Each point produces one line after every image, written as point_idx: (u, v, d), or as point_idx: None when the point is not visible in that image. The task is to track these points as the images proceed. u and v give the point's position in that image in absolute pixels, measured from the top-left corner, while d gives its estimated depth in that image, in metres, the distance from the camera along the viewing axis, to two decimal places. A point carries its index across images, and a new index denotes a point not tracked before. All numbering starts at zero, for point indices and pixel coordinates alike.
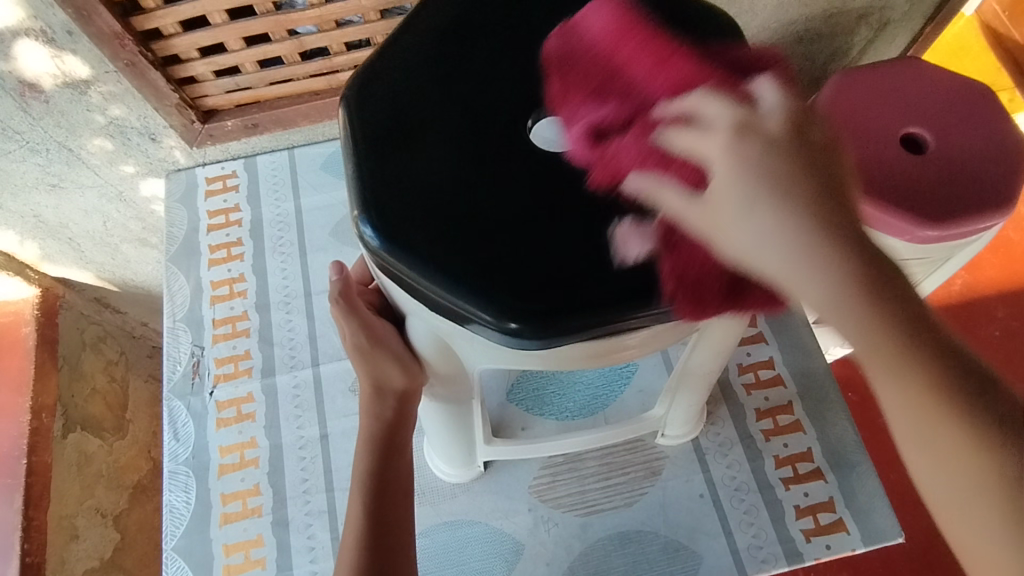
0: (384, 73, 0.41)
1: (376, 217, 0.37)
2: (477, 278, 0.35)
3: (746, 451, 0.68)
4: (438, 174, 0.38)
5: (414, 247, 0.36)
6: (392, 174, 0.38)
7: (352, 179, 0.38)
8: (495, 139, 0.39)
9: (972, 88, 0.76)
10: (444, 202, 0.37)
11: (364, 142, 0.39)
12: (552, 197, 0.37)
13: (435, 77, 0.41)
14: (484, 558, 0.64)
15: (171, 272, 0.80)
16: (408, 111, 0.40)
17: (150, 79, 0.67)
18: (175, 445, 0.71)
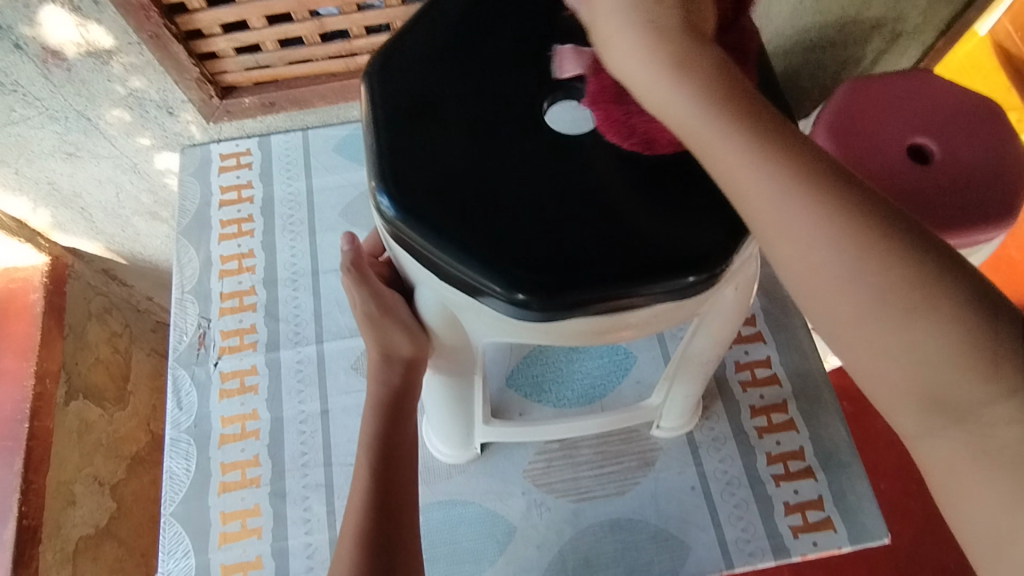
0: (405, 51, 0.42)
1: (393, 188, 0.38)
2: (487, 250, 0.36)
3: (739, 447, 0.69)
4: (453, 150, 0.39)
5: (429, 217, 0.37)
6: (409, 148, 0.39)
7: (370, 151, 0.40)
8: (511, 119, 0.40)
9: (980, 102, 0.77)
10: (458, 177, 0.38)
11: (384, 115, 0.40)
12: (563, 176, 0.38)
13: (454, 57, 0.42)
14: (477, 538, 0.65)
15: (182, 244, 0.81)
16: (427, 89, 0.41)
17: (172, 52, 0.68)
18: (178, 413, 0.72)
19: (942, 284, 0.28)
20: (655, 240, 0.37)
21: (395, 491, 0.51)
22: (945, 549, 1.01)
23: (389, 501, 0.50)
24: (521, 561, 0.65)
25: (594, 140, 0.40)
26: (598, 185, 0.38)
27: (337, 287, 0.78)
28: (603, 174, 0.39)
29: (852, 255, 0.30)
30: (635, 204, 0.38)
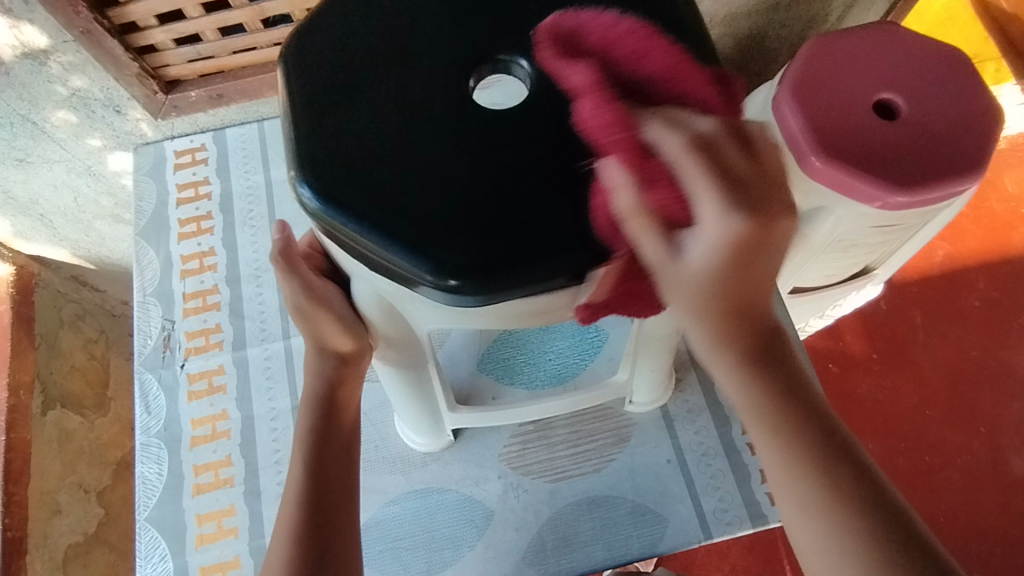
0: (325, 36, 0.41)
1: (316, 181, 0.36)
2: (416, 233, 0.35)
3: (714, 417, 0.68)
4: (374, 136, 0.37)
5: (355, 206, 0.36)
6: (333, 136, 0.37)
7: (291, 145, 0.38)
8: (438, 94, 0.39)
9: (946, 53, 0.75)
10: (385, 160, 0.37)
11: (302, 104, 0.39)
12: (494, 149, 0.37)
13: (371, 38, 0.40)
14: (455, 524, 0.65)
15: (141, 246, 0.79)
16: (349, 72, 0.39)
17: (108, 47, 0.66)
18: (147, 417, 0.71)
19: (875, 516, 0.36)
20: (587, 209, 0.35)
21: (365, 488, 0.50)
22: (934, 504, 1.02)
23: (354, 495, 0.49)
24: (500, 545, 0.64)
25: (524, 112, 0.38)
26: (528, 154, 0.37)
27: None
28: (532, 145, 0.37)
29: (796, 475, 0.37)
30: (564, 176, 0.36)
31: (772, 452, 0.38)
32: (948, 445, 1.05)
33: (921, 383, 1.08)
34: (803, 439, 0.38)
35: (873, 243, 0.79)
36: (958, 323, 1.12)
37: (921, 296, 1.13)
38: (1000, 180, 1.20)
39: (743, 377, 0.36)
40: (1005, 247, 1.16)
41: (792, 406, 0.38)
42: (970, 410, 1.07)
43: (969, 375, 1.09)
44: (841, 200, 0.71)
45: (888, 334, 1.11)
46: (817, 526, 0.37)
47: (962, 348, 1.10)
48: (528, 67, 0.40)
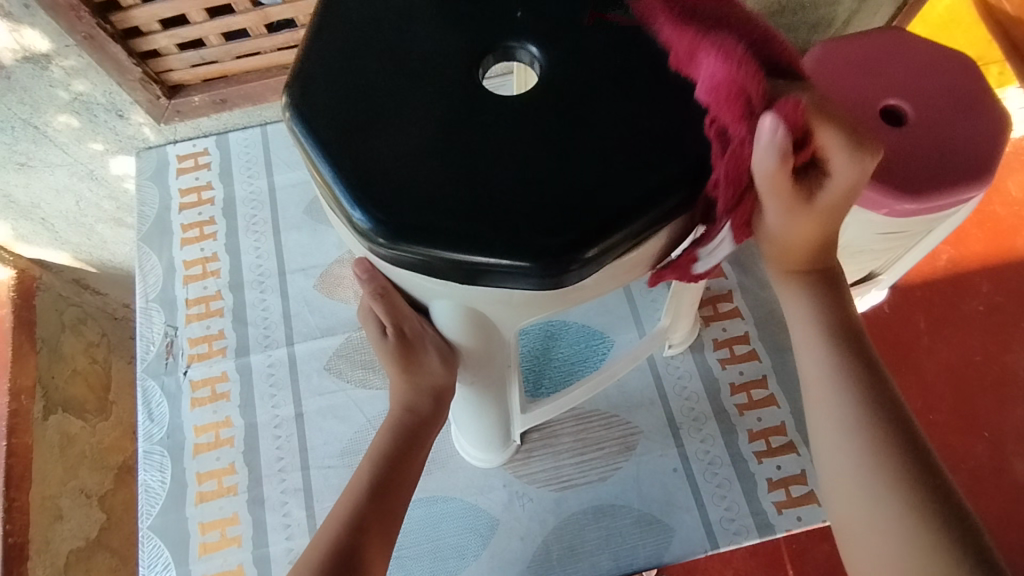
0: (328, 59, 0.40)
1: (366, 203, 0.36)
2: (478, 229, 0.35)
3: (720, 426, 0.68)
4: (409, 145, 0.37)
5: (408, 215, 0.36)
6: (364, 158, 0.37)
7: (327, 177, 0.37)
8: (456, 85, 0.39)
9: (953, 59, 0.75)
10: (425, 162, 0.37)
11: (322, 131, 0.38)
12: (534, 135, 0.37)
13: (377, 48, 0.40)
14: (460, 533, 0.65)
15: (143, 251, 0.79)
16: (360, 87, 0.39)
17: (111, 53, 0.66)
18: (150, 424, 0.71)
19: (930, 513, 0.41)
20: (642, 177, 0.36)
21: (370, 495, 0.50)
22: None
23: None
24: (505, 554, 0.64)
25: (545, 94, 0.39)
26: (571, 138, 0.37)
27: (306, 287, 0.77)
28: (568, 128, 0.37)
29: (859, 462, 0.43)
30: (607, 154, 0.37)
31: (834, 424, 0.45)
32: (955, 451, 1.04)
33: (928, 389, 1.08)
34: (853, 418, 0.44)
35: (879, 249, 0.78)
36: (963, 326, 1.12)
37: (926, 300, 1.13)
38: (1003, 184, 1.20)
39: (822, 307, 0.47)
40: (1009, 251, 1.15)
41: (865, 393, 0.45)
42: (977, 417, 1.06)
43: (974, 380, 1.08)
44: (848, 207, 0.71)
45: (893, 339, 1.11)
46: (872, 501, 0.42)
47: (968, 352, 1.10)
48: (537, 52, 0.40)
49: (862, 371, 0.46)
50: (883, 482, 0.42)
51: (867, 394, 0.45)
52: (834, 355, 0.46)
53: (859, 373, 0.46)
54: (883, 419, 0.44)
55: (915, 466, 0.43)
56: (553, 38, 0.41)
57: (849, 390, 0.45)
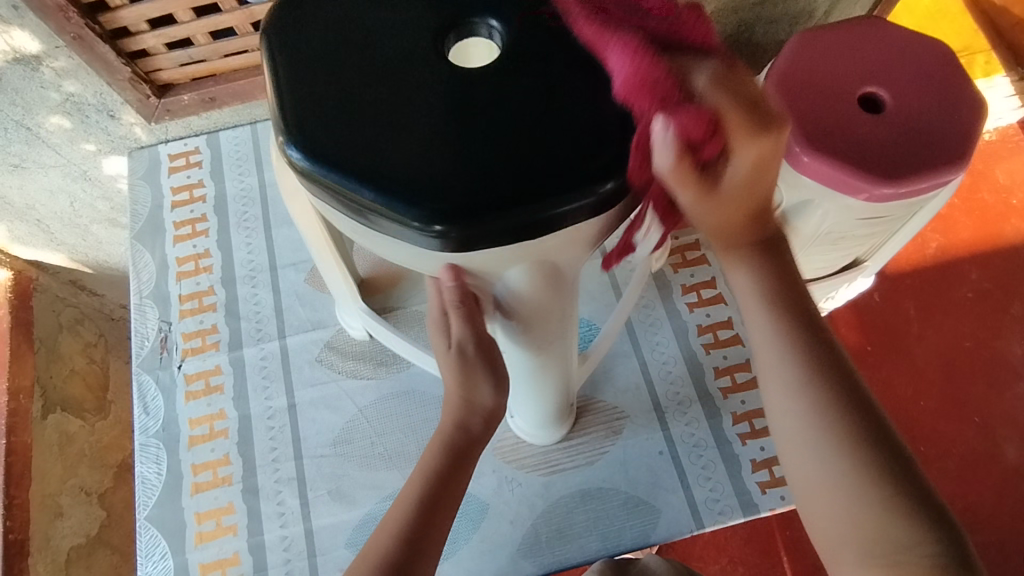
0: (305, 51, 0.42)
1: (355, 180, 0.38)
2: (446, 200, 0.37)
3: (705, 409, 0.69)
4: (391, 121, 0.39)
5: (383, 191, 0.38)
6: (340, 140, 0.39)
7: (314, 159, 0.39)
8: (426, 67, 0.41)
9: (930, 47, 0.76)
10: (397, 141, 0.39)
11: (300, 119, 0.40)
12: (499, 110, 0.39)
13: (350, 33, 0.42)
14: (450, 518, 0.66)
15: (137, 249, 0.80)
16: (335, 75, 0.41)
17: (100, 53, 0.67)
18: (145, 418, 0.72)
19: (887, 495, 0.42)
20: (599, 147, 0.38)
21: None
22: None
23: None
24: (496, 538, 0.65)
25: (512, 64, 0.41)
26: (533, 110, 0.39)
27: (297, 281, 0.78)
28: (531, 101, 0.39)
29: (815, 448, 0.44)
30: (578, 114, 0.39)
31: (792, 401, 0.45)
32: (943, 435, 1.06)
33: (916, 375, 1.09)
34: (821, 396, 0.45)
35: (861, 235, 0.80)
36: (951, 312, 1.13)
37: (914, 287, 1.14)
38: (991, 172, 1.21)
39: (761, 281, 0.47)
40: (996, 238, 1.17)
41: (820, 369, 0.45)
42: (965, 402, 1.07)
43: (962, 365, 1.10)
44: (828, 193, 0.72)
45: (882, 326, 1.12)
46: (827, 474, 0.43)
47: (956, 338, 1.11)
48: (496, 26, 0.43)
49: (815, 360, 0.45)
50: (836, 460, 0.43)
51: (821, 382, 0.45)
52: (796, 343, 0.46)
53: (819, 365, 0.45)
54: (842, 417, 0.44)
55: (882, 459, 0.43)
56: (520, 26, 0.42)
57: (828, 414, 0.44)
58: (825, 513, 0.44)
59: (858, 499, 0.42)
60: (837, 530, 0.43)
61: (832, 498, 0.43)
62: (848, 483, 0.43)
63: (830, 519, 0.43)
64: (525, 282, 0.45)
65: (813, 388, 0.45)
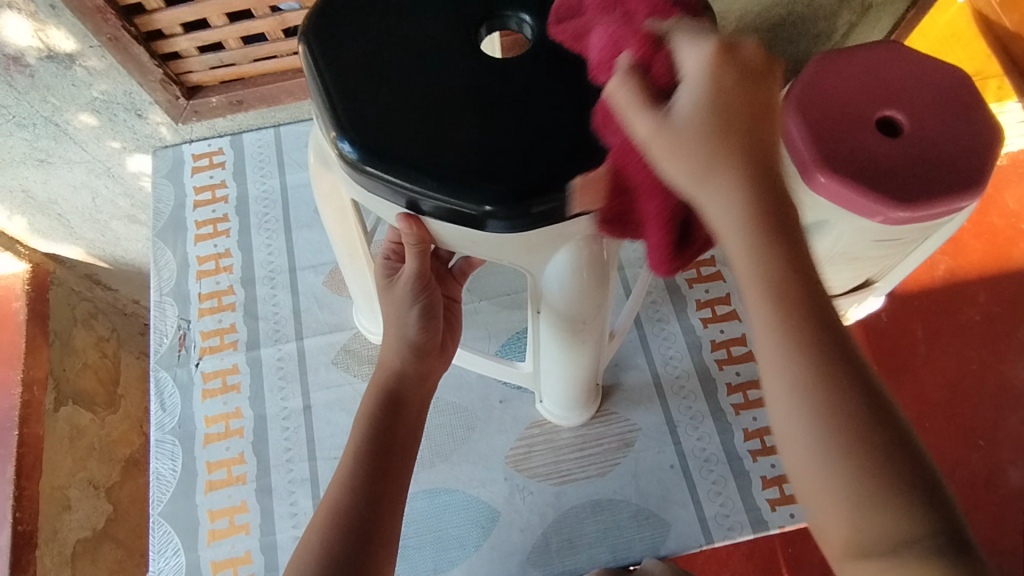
0: (342, 49, 0.43)
1: (409, 171, 0.40)
2: (498, 185, 0.39)
3: (717, 424, 0.70)
4: (436, 111, 0.41)
5: (438, 177, 0.39)
6: (387, 134, 0.40)
7: (367, 151, 0.40)
8: (464, 62, 0.42)
9: (948, 73, 0.77)
10: (442, 130, 0.40)
11: (346, 114, 0.41)
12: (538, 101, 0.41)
13: (386, 27, 0.44)
14: (461, 525, 0.66)
15: (158, 247, 0.81)
16: (376, 70, 0.42)
17: (133, 54, 0.68)
18: (162, 415, 0.73)
19: (875, 454, 0.34)
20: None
21: (384, 474, 0.52)
22: None
23: (376, 486, 0.51)
24: (505, 545, 0.66)
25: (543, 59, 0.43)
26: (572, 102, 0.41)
27: (315, 284, 0.79)
28: (568, 95, 0.41)
29: (796, 375, 0.35)
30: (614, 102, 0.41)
31: (766, 308, 0.36)
32: (950, 458, 1.06)
33: (923, 397, 1.09)
34: (787, 309, 0.35)
35: (875, 256, 0.80)
36: (959, 335, 1.13)
37: (922, 309, 1.15)
38: (1001, 197, 1.22)
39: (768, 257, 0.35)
40: (1005, 262, 1.17)
41: (791, 285, 0.35)
42: (971, 425, 1.08)
43: (970, 388, 1.10)
44: (845, 214, 0.73)
45: (889, 346, 1.13)
46: (798, 409, 0.35)
47: (964, 361, 1.12)
48: (528, 21, 0.45)
49: (802, 323, 0.35)
50: (812, 397, 0.35)
51: (827, 341, 0.35)
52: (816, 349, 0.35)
53: (800, 320, 0.35)
54: (819, 356, 0.35)
55: (861, 406, 0.34)
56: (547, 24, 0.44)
57: (790, 330, 0.35)
58: (802, 475, 0.35)
59: (830, 455, 0.34)
60: (812, 484, 0.35)
61: (829, 464, 0.34)
62: (820, 419, 0.35)
63: (811, 478, 0.35)
64: (566, 273, 0.47)
65: (787, 310, 0.35)
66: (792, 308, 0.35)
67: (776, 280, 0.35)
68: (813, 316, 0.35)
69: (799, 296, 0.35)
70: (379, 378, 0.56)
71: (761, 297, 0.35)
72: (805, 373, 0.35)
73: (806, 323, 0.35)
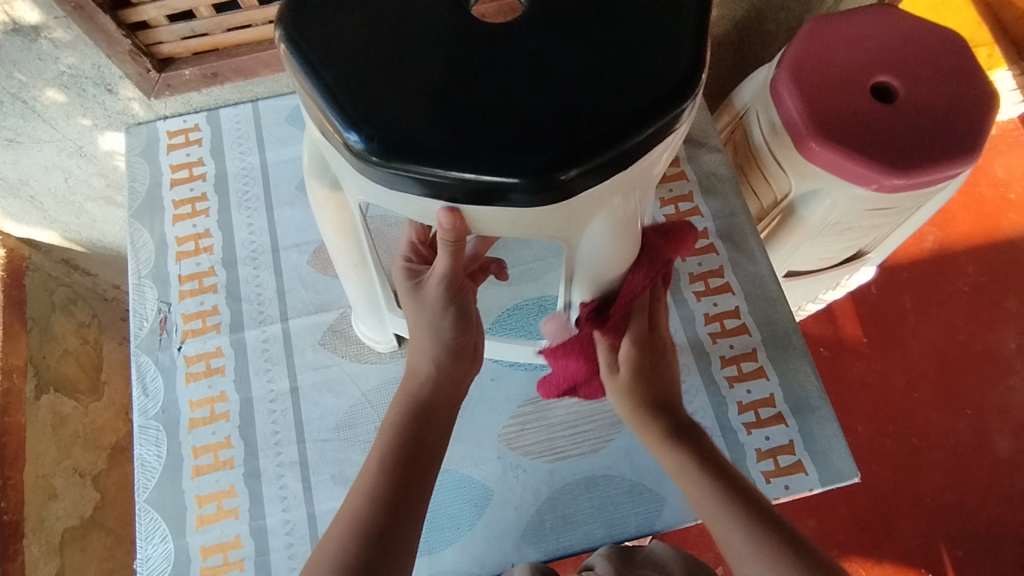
0: (326, 36, 0.40)
1: (424, 157, 0.37)
2: (522, 156, 0.36)
3: (710, 397, 0.69)
4: (438, 89, 0.38)
5: (457, 157, 0.37)
6: (398, 122, 0.38)
7: (378, 143, 0.37)
8: (462, 37, 0.40)
9: (943, 36, 0.76)
10: (450, 108, 0.38)
11: (346, 105, 0.38)
12: (551, 70, 0.38)
13: (369, 9, 0.41)
14: (455, 504, 0.65)
15: (135, 227, 0.78)
16: (374, 58, 0.40)
17: (100, 24, 0.65)
18: (145, 400, 0.71)
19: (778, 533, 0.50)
20: (658, 86, 0.38)
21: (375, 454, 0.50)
22: (923, 485, 1.03)
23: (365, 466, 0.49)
24: (499, 523, 0.65)
25: (541, 24, 0.40)
26: (586, 67, 0.39)
27: (299, 263, 0.77)
28: (580, 60, 0.39)
29: (697, 481, 0.54)
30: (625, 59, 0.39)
31: (688, 474, 0.55)
32: (938, 427, 1.07)
33: (913, 368, 1.10)
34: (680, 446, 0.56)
35: (868, 226, 0.79)
36: (947, 305, 1.14)
37: (911, 280, 1.15)
38: (990, 166, 1.21)
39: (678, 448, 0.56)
40: (993, 232, 1.17)
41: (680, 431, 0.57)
42: (959, 395, 1.08)
43: (958, 359, 1.10)
44: (840, 182, 0.71)
45: (879, 317, 1.13)
46: (724, 512, 0.52)
47: (952, 332, 1.12)
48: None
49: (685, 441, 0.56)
50: (708, 490, 0.53)
51: (707, 471, 0.54)
52: (676, 446, 0.56)
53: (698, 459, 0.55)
54: (709, 472, 0.54)
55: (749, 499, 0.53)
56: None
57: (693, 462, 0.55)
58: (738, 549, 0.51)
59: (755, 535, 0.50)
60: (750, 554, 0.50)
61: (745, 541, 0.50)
62: (729, 508, 0.52)
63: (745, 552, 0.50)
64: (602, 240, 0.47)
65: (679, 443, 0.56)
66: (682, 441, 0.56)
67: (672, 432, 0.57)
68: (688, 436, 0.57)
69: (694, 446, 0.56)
70: (411, 383, 0.57)
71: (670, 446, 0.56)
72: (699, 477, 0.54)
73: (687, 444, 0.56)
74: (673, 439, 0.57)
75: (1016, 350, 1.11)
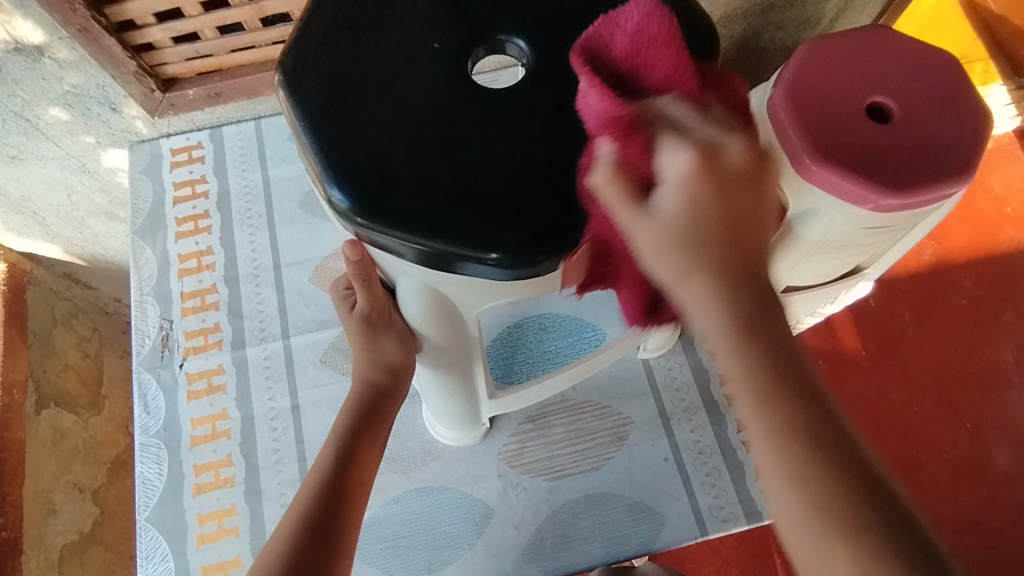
0: (340, 130, 0.41)
1: (481, 243, 0.39)
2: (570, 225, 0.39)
3: (710, 416, 0.70)
4: (468, 170, 0.40)
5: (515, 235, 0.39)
6: (445, 208, 0.39)
7: (433, 243, 0.39)
8: (462, 102, 0.42)
9: (937, 58, 0.77)
10: (486, 191, 0.39)
11: (389, 208, 0.39)
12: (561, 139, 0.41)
13: (371, 96, 0.42)
14: (455, 522, 0.66)
15: (137, 244, 0.79)
16: (396, 151, 0.41)
17: (105, 45, 0.65)
18: (146, 417, 0.71)
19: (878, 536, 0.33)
20: None
21: None
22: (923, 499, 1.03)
23: None
24: (500, 542, 0.65)
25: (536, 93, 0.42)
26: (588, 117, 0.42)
27: (301, 280, 0.77)
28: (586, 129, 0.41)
29: (780, 457, 0.34)
30: None
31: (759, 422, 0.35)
32: (938, 441, 1.07)
33: (912, 383, 1.10)
34: (773, 402, 0.34)
35: (865, 243, 0.80)
36: (946, 319, 1.14)
37: (910, 293, 1.15)
38: (987, 180, 1.22)
39: (750, 335, 0.34)
40: (991, 247, 1.18)
41: (786, 377, 0.34)
42: (958, 408, 1.09)
43: (957, 373, 1.11)
44: (836, 202, 0.72)
45: (878, 331, 1.13)
46: (796, 504, 0.34)
47: (950, 345, 1.12)
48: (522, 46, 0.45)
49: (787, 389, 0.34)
50: (790, 465, 0.34)
51: (800, 440, 0.34)
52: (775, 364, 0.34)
53: (789, 421, 0.34)
54: (801, 433, 0.34)
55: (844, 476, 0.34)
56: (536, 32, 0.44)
57: (786, 426, 0.34)
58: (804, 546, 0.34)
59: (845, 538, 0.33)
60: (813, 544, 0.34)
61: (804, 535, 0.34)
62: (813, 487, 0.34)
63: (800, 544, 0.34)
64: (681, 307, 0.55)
65: (773, 403, 0.34)
66: (777, 395, 0.34)
67: (769, 386, 0.34)
68: (797, 390, 0.34)
69: (790, 396, 0.34)
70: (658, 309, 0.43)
71: (761, 399, 0.34)
72: (795, 445, 0.34)
73: (786, 399, 0.34)
74: (776, 401, 0.34)
75: (1014, 364, 1.11)
